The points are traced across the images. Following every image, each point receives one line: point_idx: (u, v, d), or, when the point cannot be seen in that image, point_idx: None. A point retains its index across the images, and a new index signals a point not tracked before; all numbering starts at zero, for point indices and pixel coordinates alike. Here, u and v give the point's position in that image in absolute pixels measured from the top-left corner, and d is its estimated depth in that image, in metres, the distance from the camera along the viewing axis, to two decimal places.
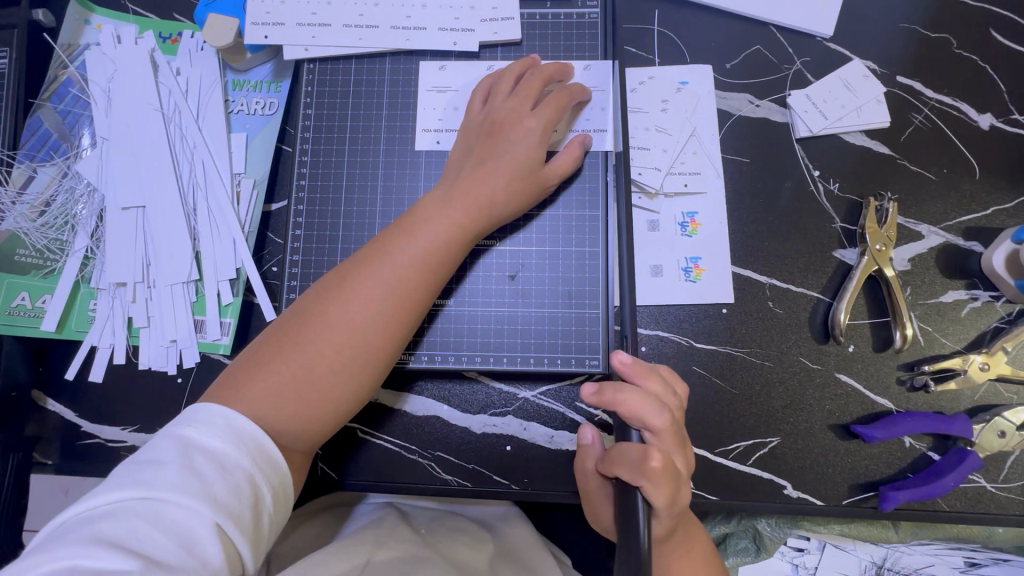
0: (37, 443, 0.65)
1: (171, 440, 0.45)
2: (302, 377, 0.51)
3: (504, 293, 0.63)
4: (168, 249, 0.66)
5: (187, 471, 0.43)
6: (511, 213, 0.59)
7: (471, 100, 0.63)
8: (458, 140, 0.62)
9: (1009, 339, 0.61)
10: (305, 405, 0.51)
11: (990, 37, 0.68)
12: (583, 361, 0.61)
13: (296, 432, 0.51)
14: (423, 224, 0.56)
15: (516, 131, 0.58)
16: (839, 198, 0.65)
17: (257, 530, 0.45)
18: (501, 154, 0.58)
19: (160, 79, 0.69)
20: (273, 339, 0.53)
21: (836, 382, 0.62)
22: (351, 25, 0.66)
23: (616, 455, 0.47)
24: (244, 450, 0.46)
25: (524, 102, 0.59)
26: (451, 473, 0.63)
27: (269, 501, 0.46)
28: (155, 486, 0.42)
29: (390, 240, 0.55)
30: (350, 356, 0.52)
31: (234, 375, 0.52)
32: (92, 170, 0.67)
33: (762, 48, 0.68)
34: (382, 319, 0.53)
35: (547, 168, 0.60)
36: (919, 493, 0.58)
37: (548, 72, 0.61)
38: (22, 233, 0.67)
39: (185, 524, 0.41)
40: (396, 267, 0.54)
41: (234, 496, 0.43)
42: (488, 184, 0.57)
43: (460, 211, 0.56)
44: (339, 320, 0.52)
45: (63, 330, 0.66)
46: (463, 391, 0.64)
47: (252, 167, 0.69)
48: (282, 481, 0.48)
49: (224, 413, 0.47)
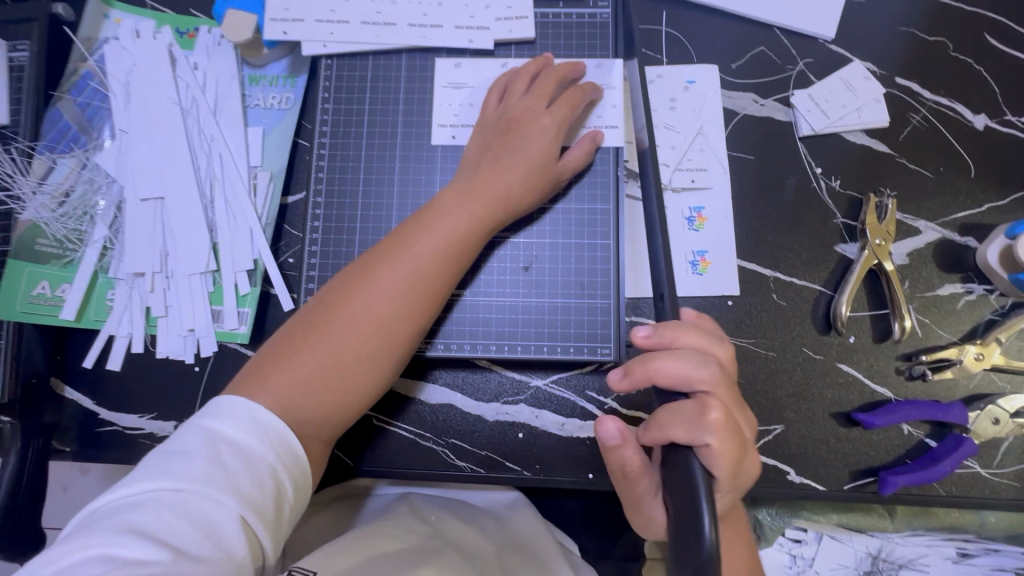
0: (55, 431, 0.66)
1: (196, 434, 0.46)
2: (327, 367, 0.53)
3: (518, 284, 0.64)
4: (186, 240, 0.67)
5: (214, 464, 0.44)
6: (527, 206, 0.61)
7: (487, 97, 0.65)
8: (475, 136, 0.64)
9: (1003, 330, 0.63)
10: (331, 393, 0.53)
11: (985, 42, 0.70)
12: (595, 350, 0.63)
13: (320, 420, 0.52)
14: (442, 217, 0.57)
15: (533, 127, 0.60)
16: (840, 194, 0.67)
17: (278, 523, 0.46)
18: (519, 149, 0.60)
19: (178, 73, 0.70)
20: (296, 331, 0.54)
21: (838, 371, 0.64)
22: (369, 22, 0.68)
23: (667, 416, 0.46)
24: (267, 443, 0.47)
25: (541, 99, 0.61)
26: (465, 460, 0.65)
27: (290, 495, 0.48)
28: (182, 477, 0.43)
29: (410, 234, 0.57)
30: (373, 346, 0.54)
31: (260, 365, 0.53)
32: (111, 162, 0.69)
33: (766, 50, 0.70)
34: (404, 309, 0.55)
35: (562, 163, 0.62)
36: (917, 477, 0.60)
37: (563, 70, 0.63)
38: (42, 224, 0.68)
39: (211, 516, 0.42)
40: (419, 259, 0.55)
41: (258, 489, 0.45)
42: (507, 179, 0.59)
43: (479, 204, 0.58)
44: (363, 311, 0.54)
45: (81, 319, 0.67)
46: (477, 380, 0.66)
47: (269, 160, 0.70)
48: (302, 474, 0.49)
49: (248, 407, 0.49)
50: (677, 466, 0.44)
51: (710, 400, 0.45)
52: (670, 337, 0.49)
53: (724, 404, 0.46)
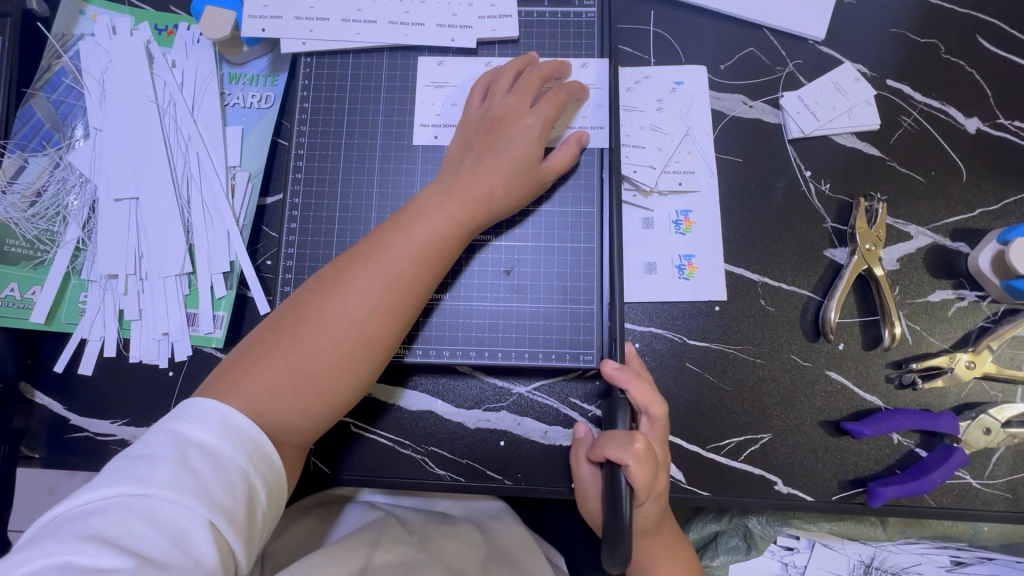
0: (23, 436, 0.64)
1: (165, 436, 0.45)
2: (298, 372, 0.51)
3: (500, 289, 0.63)
4: (161, 242, 0.66)
5: (182, 468, 0.42)
6: (508, 208, 0.59)
7: (470, 95, 0.64)
8: (457, 137, 0.62)
9: (995, 338, 0.62)
10: (302, 399, 0.51)
11: (977, 44, 0.69)
12: (578, 356, 0.62)
13: (292, 427, 0.51)
14: (421, 219, 0.56)
15: (516, 128, 0.59)
16: (830, 198, 0.66)
17: (251, 528, 0.44)
18: (502, 150, 0.58)
19: (156, 71, 0.69)
20: (268, 335, 0.53)
21: (826, 378, 0.63)
22: (349, 19, 0.66)
23: (605, 437, 0.51)
24: (239, 446, 0.46)
25: (524, 99, 0.60)
26: (445, 469, 0.63)
27: (264, 499, 0.46)
28: (149, 482, 0.41)
29: (387, 237, 0.55)
30: (347, 350, 0.52)
31: (229, 369, 0.51)
32: (85, 161, 0.67)
33: (756, 51, 0.69)
34: (379, 312, 0.53)
35: (545, 166, 0.60)
36: (907, 489, 0.59)
37: (547, 70, 0.62)
38: (12, 224, 0.66)
39: (179, 522, 0.41)
40: (395, 261, 0.54)
41: (228, 494, 0.43)
42: (487, 181, 0.57)
43: (458, 206, 0.56)
44: (336, 315, 0.52)
45: (53, 322, 0.66)
46: (458, 386, 0.64)
47: (247, 160, 0.68)
48: (276, 478, 0.48)
49: (219, 409, 0.47)
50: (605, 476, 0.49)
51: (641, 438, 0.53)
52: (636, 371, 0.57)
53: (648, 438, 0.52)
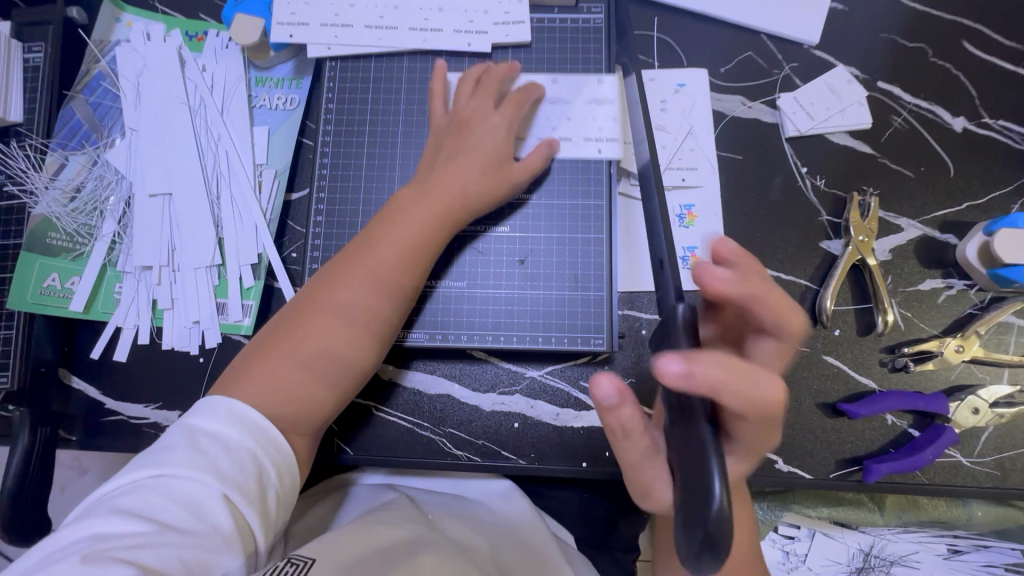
0: (62, 419, 0.68)
1: (180, 428, 0.49)
2: (295, 363, 0.55)
3: (514, 277, 0.67)
4: (193, 235, 0.70)
5: (194, 451, 0.46)
6: (487, 202, 0.63)
7: (432, 100, 0.67)
8: (429, 141, 0.66)
9: (982, 323, 0.65)
10: (298, 389, 0.54)
11: (964, 47, 0.73)
12: (589, 341, 0.65)
13: (292, 416, 0.54)
14: (401, 218, 0.60)
15: (483, 126, 0.63)
16: (825, 193, 0.70)
17: (264, 504, 0.47)
18: (470, 148, 0.62)
19: (187, 74, 0.73)
20: (267, 335, 0.57)
21: (823, 363, 0.66)
22: (371, 26, 0.70)
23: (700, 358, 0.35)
24: (247, 431, 0.49)
25: (486, 100, 0.65)
26: (461, 449, 0.66)
27: (274, 479, 0.49)
28: (166, 464, 0.45)
29: (373, 235, 0.59)
30: (337, 341, 0.56)
31: (233, 369, 0.55)
32: (121, 159, 0.71)
33: (754, 55, 0.73)
34: (365, 304, 0.57)
35: (517, 167, 0.64)
36: (899, 465, 0.62)
37: (501, 74, 0.66)
38: (54, 218, 0.70)
39: (195, 496, 0.44)
40: (378, 256, 0.58)
41: (239, 471, 0.46)
42: (460, 177, 0.61)
43: (435, 203, 0.60)
44: (325, 310, 0.56)
45: (90, 311, 0.69)
46: (473, 371, 0.68)
47: (273, 158, 0.72)
48: (285, 461, 0.51)
49: (227, 402, 0.51)
50: (687, 426, 0.37)
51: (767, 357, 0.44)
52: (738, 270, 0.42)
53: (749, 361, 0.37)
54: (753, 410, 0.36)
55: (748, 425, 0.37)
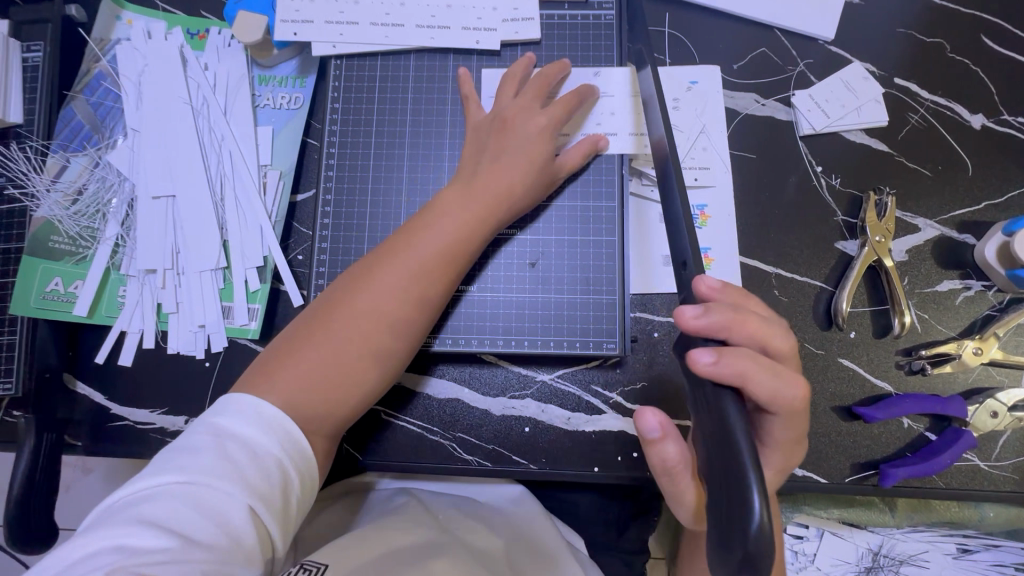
0: (67, 425, 0.67)
1: (203, 430, 0.47)
2: (331, 366, 0.53)
3: (525, 280, 0.66)
4: (197, 238, 0.68)
5: (220, 457, 0.45)
6: (526, 204, 0.62)
7: (469, 101, 0.66)
8: (469, 139, 0.64)
9: (1000, 325, 0.64)
10: (334, 389, 0.53)
11: (982, 42, 0.72)
12: (601, 345, 0.64)
13: (325, 416, 0.53)
14: (443, 218, 0.58)
15: (527, 127, 0.61)
16: (840, 192, 0.68)
17: (286, 513, 0.46)
18: (515, 150, 0.61)
19: (189, 73, 0.71)
20: (301, 329, 0.55)
21: (839, 365, 0.65)
22: (377, 23, 0.69)
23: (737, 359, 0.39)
24: (272, 436, 0.48)
25: (533, 101, 0.63)
26: (472, 454, 0.66)
27: (296, 486, 0.48)
28: (191, 471, 0.43)
29: (413, 235, 0.57)
30: (376, 342, 0.55)
31: (264, 363, 0.53)
32: (123, 160, 0.70)
33: (768, 51, 0.72)
34: (406, 305, 0.55)
35: (559, 163, 0.63)
36: (917, 469, 0.61)
37: (551, 73, 0.65)
38: (55, 221, 0.69)
39: (221, 506, 0.43)
40: (421, 257, 0.56)
41: (264, 480, 0.45)
42: (506, 178, 0.60)
43: (479, 205, 0.59)
44: (365, 310, 0.54)
45: (94, 316, 0.68)
46: (484, 375, 0.67)
47: (278, 158, 0.71)
48: (306, 466, 0.50)
49: (254, 403, 0.49)
50: (710, 411, 0.38)
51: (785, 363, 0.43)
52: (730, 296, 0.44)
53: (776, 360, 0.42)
54: (779, 402, 0.40)
55: (777, 419, 0.42)
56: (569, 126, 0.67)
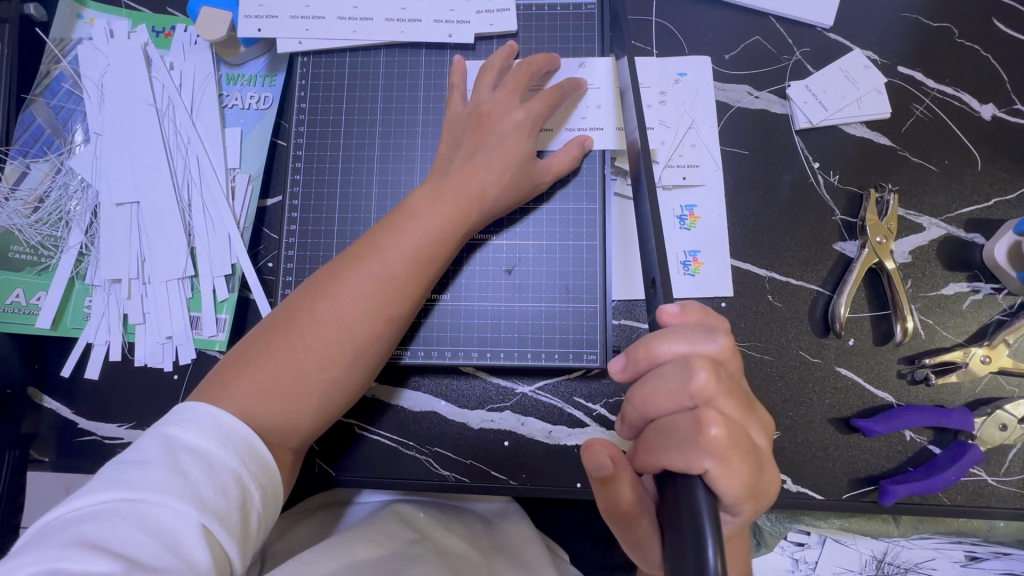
0: (32, 440, 0.65)
1: (156, 440, 0.44)
2: (291, 375, 0.50)
3: (501, 288, 0.62)
4: (163, 246, 0.66)
5: (173, 472, 0.41)
6: (503, 206, 0.58)
7: (450, 94, 0.62)
8: (445, 137, 0.61)
9: (1011, 331, 0.60)
10: (294, 400, 0.50)
11: (992, 26, 0.67)
12: (581, 356, 0.61)
13: (285, 429, 0.50)
14: (411, 221, 0.55)
15: (504, 122, 0.58)
16: (839, 190, 0.64)
17: (246, 532, 0.43)
18: (492, 147, 0.57)
19: (153, 74, 0.68)
20: (260, 336, 0.52)
21: (837, 375, 0.61)
22: (345, 17, 0.65)
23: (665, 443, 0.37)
24: (232, 450, 0.45)
25: (512, 94, 0.59)
26: (449, 469, 0.63)
27: (258, 502, 0.45)
28: (140, 487, 0.40)
29: (379, 239, 0.54)
30: (339, 351, 0.51)
31: (222, 371, 0.51)
32: (86, 165, 0.67)
33: (762, 39, 0.67)
34: (371, 313, 0.52)
35: (543, 165, 0.59)
36: (918, 487, 0.58)
37: (536, 64, 0.60)
38: (15, 231, 0.66)
39: (171, 525, 0.39)
40: (386, 262, 0.53)
41: (221, 497, 0.42)
42: (479, 179, 0.56)
43: (450, 208, 0.55)
44: (327, 317, 0.51)
45: (58, 328, 0.66)
46: (460, 386, 0.64)
47: (247, 162, 0.68)
48: (270, 480, 0.47)
49: (212, 412, 0.46)
50: (676, 493, 0.36)
51: (710, 413, 0.36)
52: (649, 358, 0.40)
53: (724, 415, 0.37)
54: (730, 484, 0.36)
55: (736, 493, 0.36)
56: (554, 120, 0.63)
